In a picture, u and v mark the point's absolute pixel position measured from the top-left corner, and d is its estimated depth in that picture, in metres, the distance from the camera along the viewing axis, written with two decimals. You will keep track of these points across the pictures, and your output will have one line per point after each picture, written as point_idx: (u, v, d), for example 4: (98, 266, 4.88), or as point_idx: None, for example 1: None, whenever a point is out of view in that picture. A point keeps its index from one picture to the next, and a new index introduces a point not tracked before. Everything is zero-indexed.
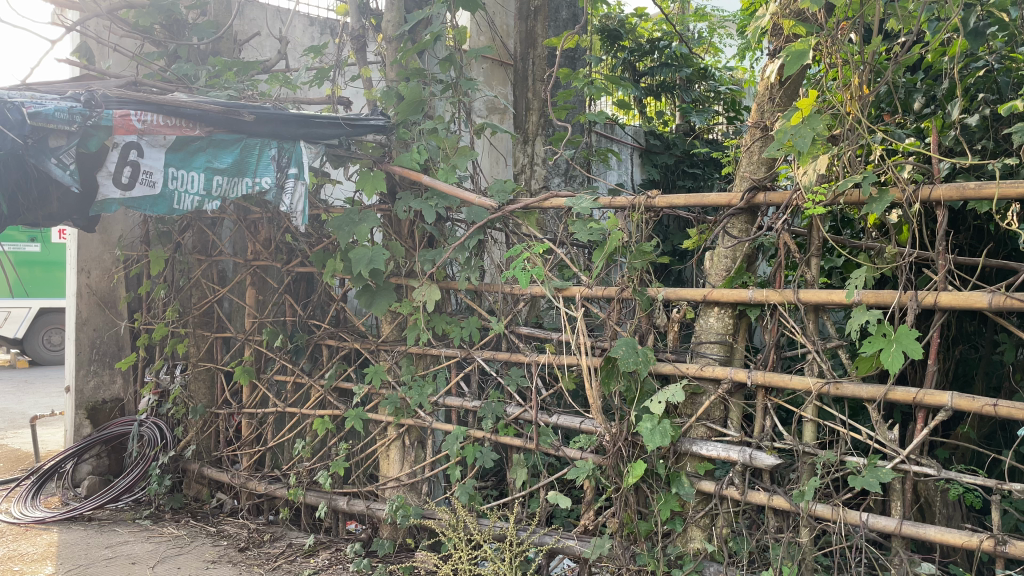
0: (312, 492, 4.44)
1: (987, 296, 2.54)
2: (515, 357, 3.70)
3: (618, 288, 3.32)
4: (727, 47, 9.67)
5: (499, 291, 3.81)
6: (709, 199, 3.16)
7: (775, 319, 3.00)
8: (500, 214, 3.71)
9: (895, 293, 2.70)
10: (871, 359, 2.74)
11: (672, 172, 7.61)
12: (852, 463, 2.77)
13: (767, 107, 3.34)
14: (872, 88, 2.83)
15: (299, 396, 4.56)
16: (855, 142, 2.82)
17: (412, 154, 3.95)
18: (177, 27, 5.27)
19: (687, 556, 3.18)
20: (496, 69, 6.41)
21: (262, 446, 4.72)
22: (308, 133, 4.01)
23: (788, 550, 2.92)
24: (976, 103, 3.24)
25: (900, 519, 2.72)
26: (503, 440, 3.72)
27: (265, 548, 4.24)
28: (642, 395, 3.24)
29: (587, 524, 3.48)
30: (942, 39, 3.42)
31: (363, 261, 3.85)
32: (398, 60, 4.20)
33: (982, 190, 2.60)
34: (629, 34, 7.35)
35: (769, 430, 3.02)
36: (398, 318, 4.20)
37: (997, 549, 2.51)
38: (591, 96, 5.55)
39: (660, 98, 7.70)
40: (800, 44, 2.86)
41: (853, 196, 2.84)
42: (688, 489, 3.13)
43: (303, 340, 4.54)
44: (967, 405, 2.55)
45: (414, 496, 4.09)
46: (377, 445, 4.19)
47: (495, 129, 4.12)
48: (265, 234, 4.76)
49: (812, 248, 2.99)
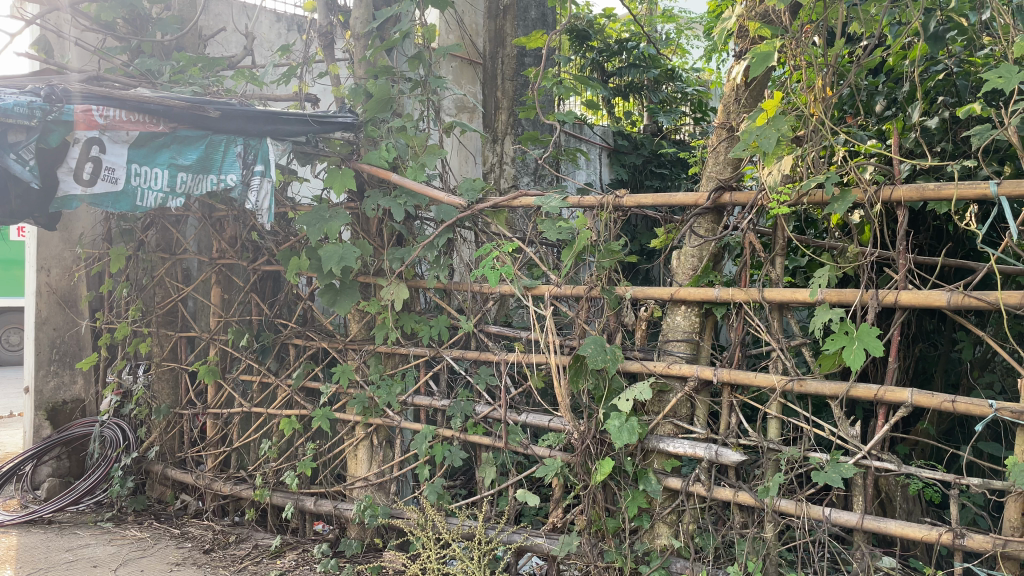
0: (279, 492, 4.40)
1: (946, 295, 2.59)
2: (484, 356, 3.71)
3: (587, 287, 3.34)
4: (694, 48, 9.76)
5: (469, 290, 3.81)
6: (677, 199, 3.20)
7: (741, 318, 3.04)
8: (469, 212, 3.71)
9: (858, 291, 2.74)
10: (834, 357, 2.79)
11: (639, 173, 7.69)
12: (816, 459, 2.81)
13: (733, 108, 3.37)
14: (836, 90, 2.87)
15: (265, 396, 4.51)
16: (818, 143, 2.87)
17: (380, 152, 3.93)
18: (141, 21, 5.19)
19: (654, 552, 3.21)
20: (465, 67, 6.39)
21: (228, 446, 4.66)
22: (275, 129, 3.94)
23: (753, 545, 2.96)
24: (937, 106, 3.34)
25: (862, 514, 2.77)
26: (472, 439, 3.72)
27: (230, 550, 4.19)
28: (610, 393, 3.26)
29: (556, 521, 3.49)
30: (902, 43, 3.51)
31: (333, 257, 3.82)
32: (367, 57, 4.16)
33: (941, 191, 2.65)
34: (598, 35, 7.36)
35: (735, 427, 3.06)
36: (367, 318, 4.18)
37: (955, 542, 2.56)
38: (561, 95, 5.54)
39: (627, 98, 7.75)
40: (766, 46, 2.88)
41: (816, 196, 2.88)
42: (655, 486, 3.17)
43: (270, 339, 4.50)
44: (926, 401, 2.60)
45: (382, 496, 4.07)
46: (345, 445, 4.16)
47: (465, 127, 4.11)
48: (231, 232, 4.69)
49: (776, 248, 3.03)
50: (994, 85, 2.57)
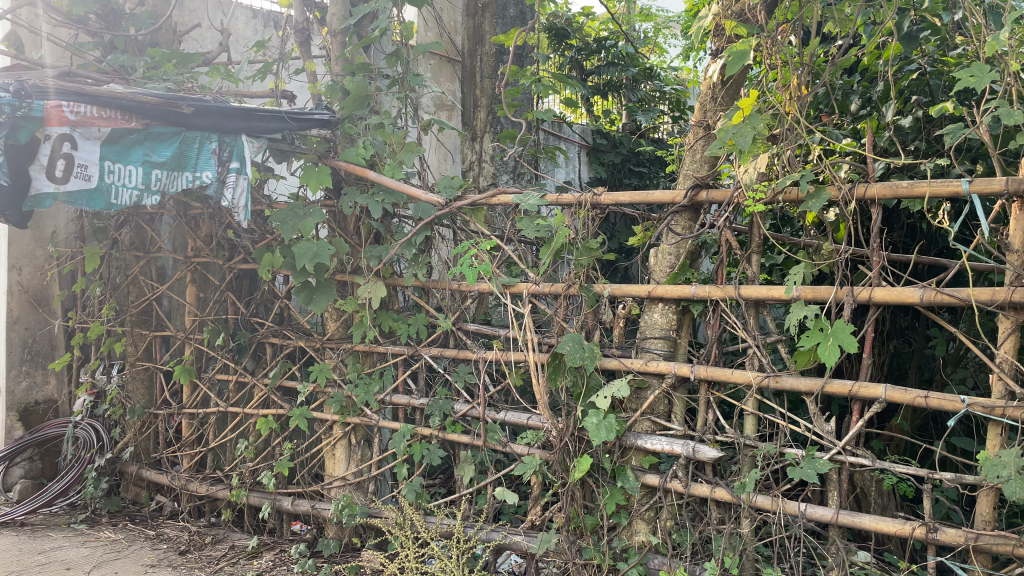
0: (256, 492, 4.37)
1: (919, 291, 2.61)
2: (463, 354, 3.71)
3: (565, 284, 3.35)
4: (671, 47, 9.82)
5: (447, 288, 3.80)
6: (654, 197, 3.20)
7: (718, 315, 3.05)
8: (447, 210, 3.69)
9: (832, 288, 2.77)
10: (809, 354, 2.80)
11: (618, 171, 7.72)
12: (792, 455, 2.83)
13: (709, 106, 3.39)
14: (810, 89, 2.88)
15: (241, 396, 4.48)
16: (794, 142, 2.87)
17: (358, 149, 3.91)
18: (114, 16, 5.12)
19: (632, 549, 3.22)
20: (444, 65, 6.37)
21: (203, 446, 4.61)
22: (251, 126, 3.92)
23: (730, 541, 2.97)
24: (910, 105, 3.40)
25: (837, 509, 2.79)
26: (451, 437, 3.71)
27: (206, 551, 4.15)
28: (588, 390, 3.27)
29: (534, 519, 3.49)
30: (877, 43, 3.55)
31: (307, 255, 3.79)
32: (344, 54, 4.12)
33: (915, 189, 2.67)
34: (576, 33, 7.36)
35: (711, 423, 3.08)
36: (345, 316, 4.15)
37: (929, 536, 2.60)
38: (540, 94, 5.53)
39: (606, 96, 7.77)
40: (742, 44, 2.90)
41: (792, 194, 2.89)
42: (632, 483, 3.17)
43: (246, 338, 4.46)
44: (900, 397, 2.63)
45: (360, 495, 4.05)
46: (322, 445, 4.13)
47: (443, 124, 4.10)
48: (206, 230, 4.65)
49: (752, 245, 3.04)
50: (966, 83, 2.60)
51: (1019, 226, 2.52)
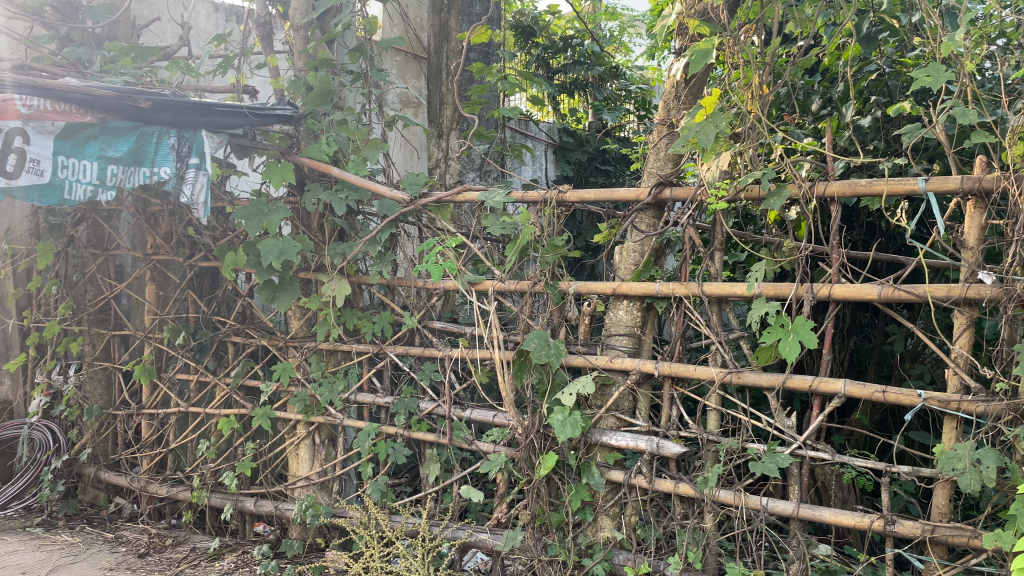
0: (217, 493, 4.30)
1: (877, 288, 2.64)
2: (428, 352, 3.70)
3: (530, 282, 3.34)
4: (637, 45, 9.86)
5: (412, 286, 3.77)
6: (619, 195, 3.22)
7: (681, 312, 3.08)
8: (413, 207, 3.67)
9: (793, 284, 2.79)
10: (770, 349, 2.84)
11: (584, 169, 7.78)
12: (753, 450, 2.85)
13: (673, 104, 3.41)
14: (772, 88, 2.91)
15: (202, 396, 4.41)
16: (756, 141, 2.90)
17: (321, 146, 3.87)
18: (70, 10, 5.02)
19: (597, 545, 3.23)
20: (410, 62, 6.34)
21: (164, 448, 4.52)
22: (211, 121, 3.85)
23: (693, 535, 3.00)
24: (869, 106, 3.48)
25: (797, 502, 2.82)
26: (416, 436, 3.69)
27: (167, 553, 4.08)
28: (554, 387, 3.27)
29: (500, 517, 3.48)
30: (836, 44, 3.60)
31: (272, 252, 3.73)
32: (307, 49, 4.07)
33: (873, 187, 2.70)
34: (543, 32, 7.34)
35: (675, 419, 3.10)
36: (308, 314, 4.11)
37: (887, 528, 2.64)
38: (506, 91, 5.51)
39: (572, 95, 7.78)
40: (704, 44, 2.92)
41: (753, 192, 2.92)
42: (598, 479, 3.18)
43: (207, 337, 4.39)
44: (859, 392, 2.66)
45: (325, 495, 4.01)
46: (286, 445, 4.08)
47: (408, 121, 4.06)
48: (166, 227, 4.56)
49: (715, 242, 3.07)
50: (921, 83, 2.63)
51: (972, 224, 2.57)
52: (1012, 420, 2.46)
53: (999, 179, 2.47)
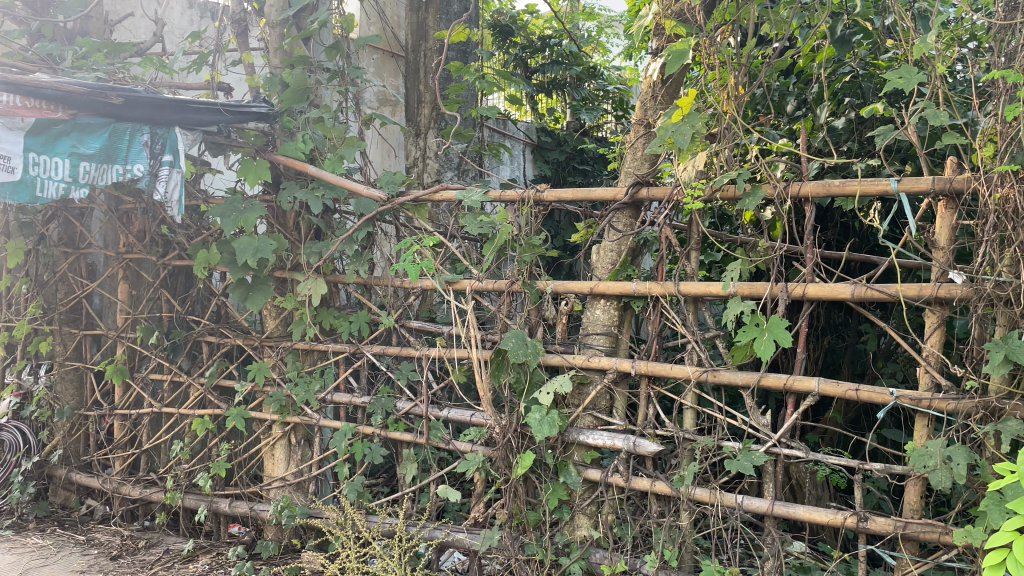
0: (191, 495, 4.25)
1: (850, 288, 2.67)
2: (406, 351, 3.68)
3: (508, 281, 3.34)
4: (614, 46, 9.90)
5: (390, 285, 3.75)
6: (596, 195, 3.23)
7: (657, 311, 3.10)
8: (390, 206, 3.65)
9: (767, 284, 2.82)
10: (745, 348, 2.86)
11: (562, 169, 7.80)
12: (729, 448, 2.87)
13: (650, 104, 3.42)
14: (747, 89, 2.94)
15: (176, 396, 4.36)
16: (731, 141, 2.93)
17: (297, 144, 3.84)
18: (41, 3, 4.89)
19: (575, 543, 3.24)
20: (387, 60, 6.32)
21: (136, 449, 4.47)
22: (185, 118, 3.80)
23: (669, 533, 3.01)
24: (843, 107, 3.52)
25: (772, 500, 2.84)
26: (393, 436, 3.67)
27: (139, 556, 4.03)
28: (531, 386, 3.27)
29: (477, 516, 3.48)
30: (811, 46, 3.64)
31: (248, 250, 3.70)
32: (283, 46, 4.03)
33: (846, 187, 2.72)
34: (520, 31, 7.34)
35: (652, 418, 3.11)
36: (284, 313, 4.08)
37: (859, 525, 2.67)
38: (483, 90, 5.50)
39: (550, 94, 7.78)
40: (680, 45, 2.93)
41: (729, 191, 2.94)
42: (575, 478, 3.18)
43: (181, 337, 4.34)
44: (832, 390, 2.69)
45: (301, 496, 3.98)
46: (261, 445, 4.05)
47: (385, 119, 4.05)
48: (138, 226, 4.50)
49: (691, 242, 3.08)
50: (893, 85, 2.65)
51: (943, 224, 2.61)
52: (982, 417, 2.49)
53: (969, 180, 2.51)
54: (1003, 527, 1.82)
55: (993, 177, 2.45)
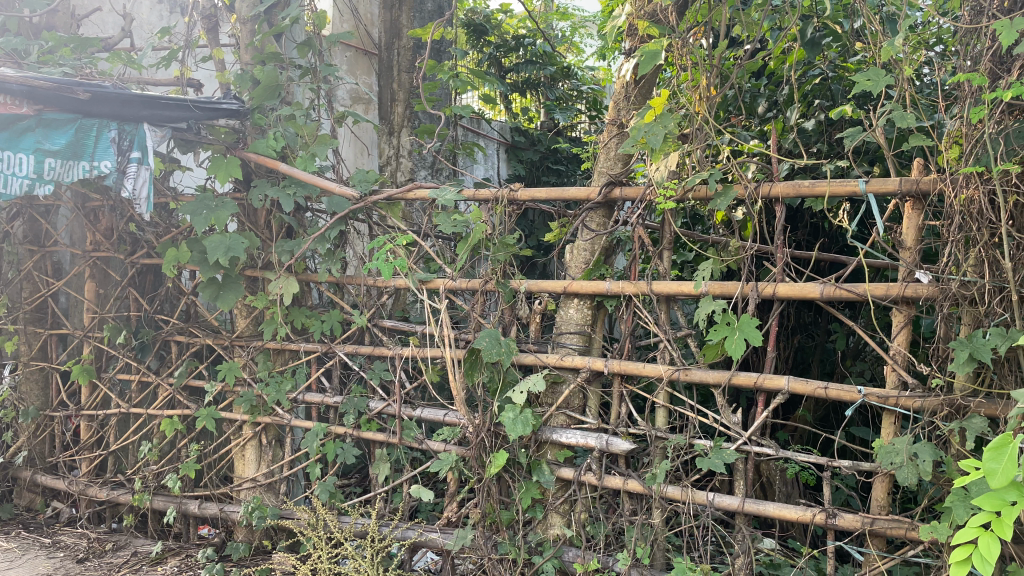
0: (159, 496, 4.19)
1: (819, 287, 2.71)
2: (378, 351, 3.66)
3: (482, 280, 3.34)
4: (587, 46, 9.91)
5: (363, 284, 3.73)
6: (569, 194, 3.24)
7: (631, 310, 3.11)
8: (363, 204, 3.64)
9: (738, 284, 2.84)
10: (716, 347, 2.89)
11: (536, 169, 7.82)
12: (700, 446, 2.89)
13: (623, 104, 3.44)
14: (719, 90, 2.97)
15: (144, 396, 4.30)
16: (703, 142, 2.95)
17: (268, 141, 3.80)
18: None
19: (548, 542, 3.24)
20: (360, 58, 6.28)
21: (103, 450, 4.40)
22: (154, 114, 3.77)
23: (642, 531, 3.03)
24: (813, 109, 3.58)
25: (743, 497, 2.87)
26: (366, 435, 3.65)
27: (107, 558, 3.97)
28: (505, 385, 3.27)
29: (450, 516, 3.47)
30: (782, 48, 3.68)
31: (219, 249, 3.66)
32: (253, 43, 3.99)
33: (816, 188, 2.76)
34: (495, 30, 7.32)
35: (625, 416, 3.13)
36: (254, 312, 4.04)
37: (828, 522, 2.70)
38: (457, 89, 5.48)
39: (524, 94, 7.77)
40: (654, 45, 2.95)
41: (701, 192, 2.96)
42: (548, 477, 3.19)
43: (149, 336, 4.28)
44: (802, 388, 2.72)
45: (272, 497, 3.94)
46: (231, 446, 4.00)
47: (358, 117, 4.01)
48: (106, 223, 4.42)
49: (664, 242, 3.10)
50: (863, 87, 2.67)
51: (910, 225, 2.65)
52: (948, 415, 2.53)
53: (936, 181, 2.55)
54: (968, 523, 1.83)
55: (958, 179, 2.49)
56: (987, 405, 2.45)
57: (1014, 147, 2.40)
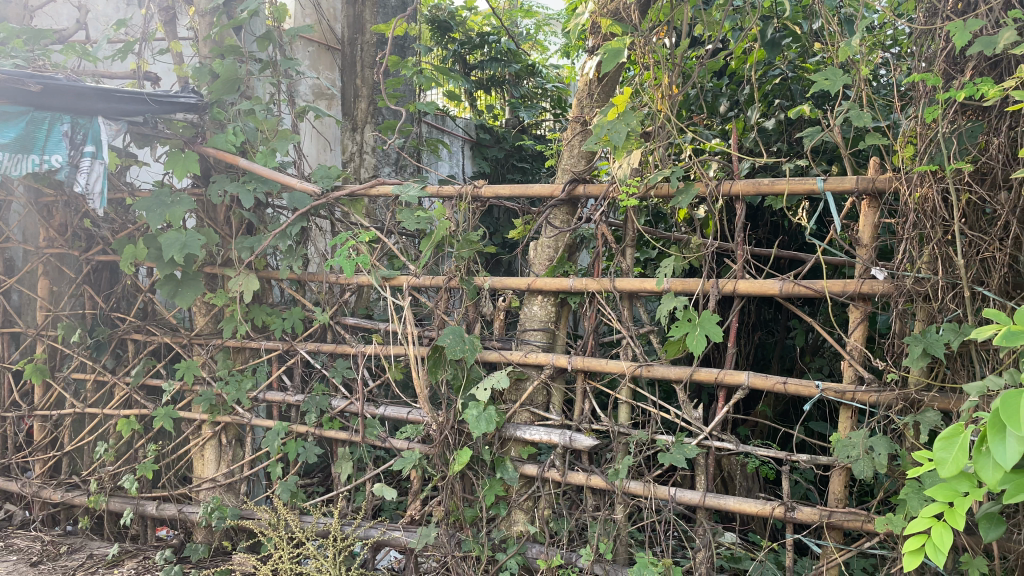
0: (116, 498, 4.11)
1: (778, 284, 2.75)
2: (341, 348, 3.63)
3: (445, 277, 3.33)
4: (552, 44, 9.94)
5: (325, 281, 3.69)
6: (532, 190, 3.24)
7: (594, 307, 3.13)
8: (324, 200, 3.61)
9: (700, 280, 2.87)
10: (679, 343, 2.90)
11: (501, 166, 7.81)
12: (662, 442, 2.91)
13: (586, 102, 3.45)
14: (681, 89, 2.99)
15: (100, 396, 4.21)
16: (665, 139, 2.98)
17: (227, 136, 3.74)
18: None
19: (511, 539, 3.25)
20: (323, 53, 6.22)
21: (58, 451, 4.29)
22: (108, 108, 3.68)
23: (604, 527, 3.04)
24: (773, 108, 3.64)
25: (704, 491, 2.89)
26: (328, 434, 3.62)
27: (61, 561, 3.88)
28: (468, 382, 3.26)
29: (413, 514, 3.45)
30: (743, 48, 3.72)
31: (175, 245, 3.59)
32: (211, 35, 3.93)
33: (775, 186, 2.81)
34: (459, 27, 7.26)
35: (587, 412, 3.14)
36: (213, 310, 3.97)
37: (787, 515, 2.74)
38: (421, 86, 5.45)
39: (489, 92, 7.70)
40: (616, 43, 2.95)
41: (663, 189, 2.99)
42: (511, 474, 3.19)
43: (105, 335, 4.19)
44: (761, 383, 2.75)
45: (231, 497, 3.88)
46: (189, 446, 3.93)
47: (319, 112, 3.95)
48: (60, 219, 4.32)
49: (627, 239, 3.12)
50: (820, 86, 2.71)
51: (866, 223, 2.71)
52: (902, 409, 2.58)
53: (890, 180, 2.63)
54: (922, 514, 1.85)
55: (912, 178, 2.55)
56: (941, 399, 2.50)
57: (966, 146, 2.43)
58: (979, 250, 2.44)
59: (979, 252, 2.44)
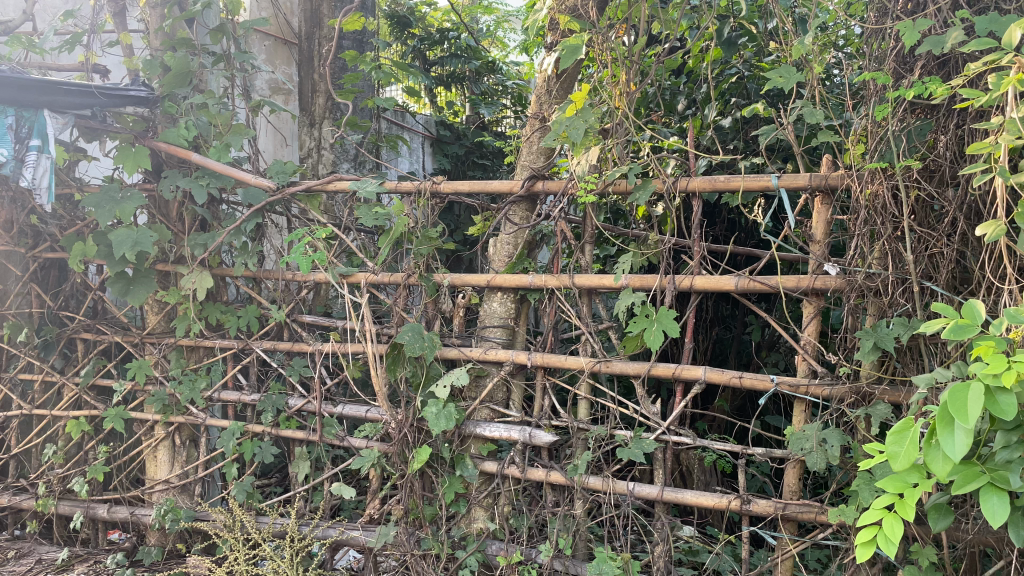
0: (66, 501, 4.00)
1: (734, 279, 2.77)
2: (298, 347, 3.58)
3: (404, 274, 3.30)
4: (511, 42, 9.95)
5: (280, 279, 3.65)
6: (492, 187, 3.23)
7: (553, 303, 3.12)
8: (280, 196, 3.56)
9: (657, 276, 2.89)
10: (636, 339, 2.92)
11: (462, 163, 7.77)
12: (620, 437, 2.92)
13: (545, 98, 3.45)
14: (639, 86, 3.01)
15: (48, 396, 4.10)
16: (623, 136, 3.00)
17: (178, 130, 3.65)
18: None
19: (470, 536, 3.24)
20: (280, 47, 6.12)
21: (4, 454, 4.16)
22: (53, 100, 3.57)
23: (564, 522, 3.05)
24: (729, 107, 3.69)
25: (662, 486, 2.92)
26: (285, 433, 3.58)
27: (8, 567, 3.75)
28: (428, 379, 3.24)
29: (373, 513, 3.42)
30: (699, 46, 3.76)
31: (126, 243, 3.50)
32: (164, 27, 3.82)
33: (731, 182, 2.83)
34: (418, 23, 7.21)
35: (547, 408, 3.14)
36: (166, 308, 3.89)
37: (743, 508, 2.78)
38: (380, 81, 5.38)
39: (449, 89, 7.71)
40: (574, 40, 2.93)
41: (621, 186, 3.01)
42: (471, 471, 3.19)
43: (53, 334, 4.08)
44: (718, 378, 2.78)
45: (185, 499, 3.81)
46: (142, 447, 3.85)
47: (275, 107, 3.90)
48: (5, 215, 4.10)
49: (585, 236, 3.13)
50: (775, 83, 2.74)
51: (819, 219, 2.75)
52: (854, 402, 2.63)
53: (842, 177, 2.67)
54: (873, 506, 1.87)
55: (862, 175, 2.60)
56: (891, 392, 2.55)
57: (915, 144, 2.49)
58: (927, 246, 2.50)
59: (928, 247, 2.50)
